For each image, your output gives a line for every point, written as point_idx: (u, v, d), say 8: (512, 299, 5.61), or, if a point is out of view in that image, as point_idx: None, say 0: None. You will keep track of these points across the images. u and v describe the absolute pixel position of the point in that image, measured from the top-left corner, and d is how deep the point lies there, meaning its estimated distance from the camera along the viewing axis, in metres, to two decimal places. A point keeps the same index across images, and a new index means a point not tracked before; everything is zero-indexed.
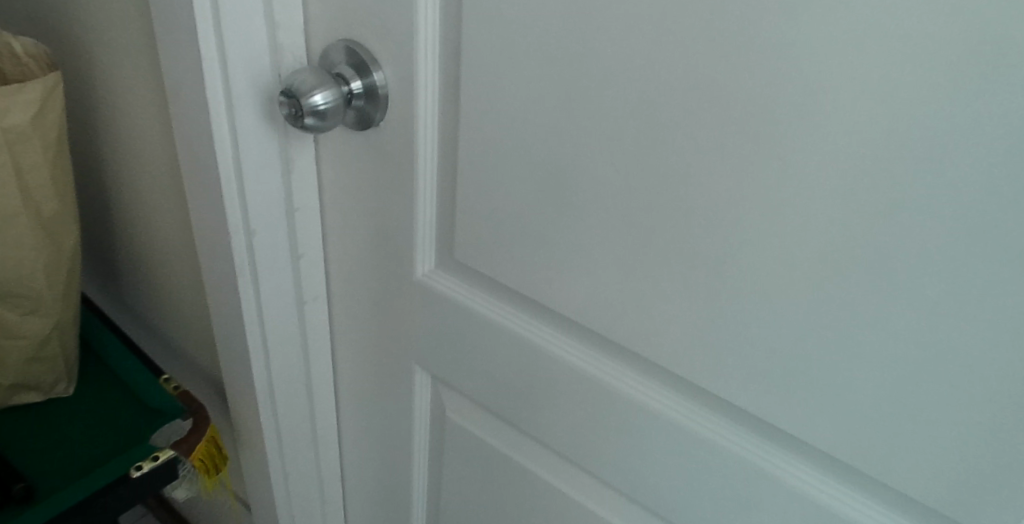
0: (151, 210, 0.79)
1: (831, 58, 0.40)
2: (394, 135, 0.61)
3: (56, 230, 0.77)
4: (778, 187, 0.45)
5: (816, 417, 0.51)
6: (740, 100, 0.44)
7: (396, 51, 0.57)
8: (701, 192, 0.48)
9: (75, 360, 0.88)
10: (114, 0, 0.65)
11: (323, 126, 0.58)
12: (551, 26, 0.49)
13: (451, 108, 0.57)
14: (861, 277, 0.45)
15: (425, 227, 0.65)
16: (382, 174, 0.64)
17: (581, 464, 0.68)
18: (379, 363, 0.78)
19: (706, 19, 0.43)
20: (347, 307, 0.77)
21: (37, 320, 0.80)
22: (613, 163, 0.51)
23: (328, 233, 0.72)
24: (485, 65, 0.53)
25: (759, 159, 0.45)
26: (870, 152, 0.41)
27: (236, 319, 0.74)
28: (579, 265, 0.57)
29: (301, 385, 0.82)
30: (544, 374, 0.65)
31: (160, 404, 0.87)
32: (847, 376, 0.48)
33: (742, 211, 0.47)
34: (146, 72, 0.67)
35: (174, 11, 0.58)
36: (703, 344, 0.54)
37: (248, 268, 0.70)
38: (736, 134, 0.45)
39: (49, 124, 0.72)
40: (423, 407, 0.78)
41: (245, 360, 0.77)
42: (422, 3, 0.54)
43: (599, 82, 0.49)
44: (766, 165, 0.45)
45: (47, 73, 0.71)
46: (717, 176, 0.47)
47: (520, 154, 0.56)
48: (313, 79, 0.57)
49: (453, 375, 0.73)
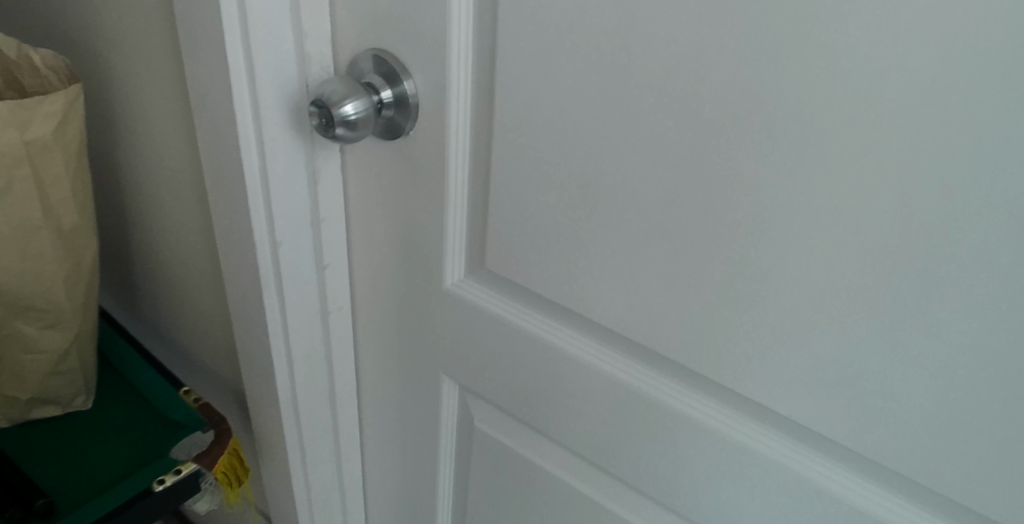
0: (172, 221, 0.78)
1: (886, 64, 0.39)
2: (424, 144, 0.60)
3: (76, 242, 0.76)
4: (826, 195, 0.44)
5: (863, 427, 0.50)
6: (789, 107, 0.43)
7: (427, 59, 0.56)
8: (745, 200, 0.48)
9: (94, 374, 0.88)
10: (137, 11, 0.64)
11: (354, 136, 0.57)
12: (589, 33, 0.48)
13: (484, 116, 0.57)
14: (913, 286, 0.44)
15: (454, 235, 0.64)
16: (411, 182, 0.63)
17: (614, 472, 0.67)
18: (404, 372, 0.77)
19: (753, 26, 0.42)
20: (372, 317, 0.76)
21: (57, 334, 0.79)
22: (651, 170, 0.51)
23: (354, 243, 0.72)
24: (520, 73, 0.53)
25: (807, 167, 0.44)
26: (925, 160, 0.40)
27: (260, 330, 0.73)
28: (615, 273, 0.56)
29: (324, 396, 0.81)
30: (576, 383, 0.64)
31: (180, 417, 0.86)
32: (898, 384, 0.47)
33: (788, 219, 0.46)
34: (169, 83, 0.66)
35: (200, 22, 0.57)
36: (744, 353, 0.53)
37: (273, 279, 0.69)
38: (783, 141, 0.44)
39: (70, 136, 0.71)
40: (449, 416, 0.77)
41: (269, 371, 0.77)
42: (455, 11, 0.53)
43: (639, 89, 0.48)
44: (814, 173, 0.44)
45: (68, 85, 0.70)
46: (761, 184, 0.47)
47: (554, 162, 0.55)
48: (344, 89, 0.56)
49: (482, 385, 0.72)
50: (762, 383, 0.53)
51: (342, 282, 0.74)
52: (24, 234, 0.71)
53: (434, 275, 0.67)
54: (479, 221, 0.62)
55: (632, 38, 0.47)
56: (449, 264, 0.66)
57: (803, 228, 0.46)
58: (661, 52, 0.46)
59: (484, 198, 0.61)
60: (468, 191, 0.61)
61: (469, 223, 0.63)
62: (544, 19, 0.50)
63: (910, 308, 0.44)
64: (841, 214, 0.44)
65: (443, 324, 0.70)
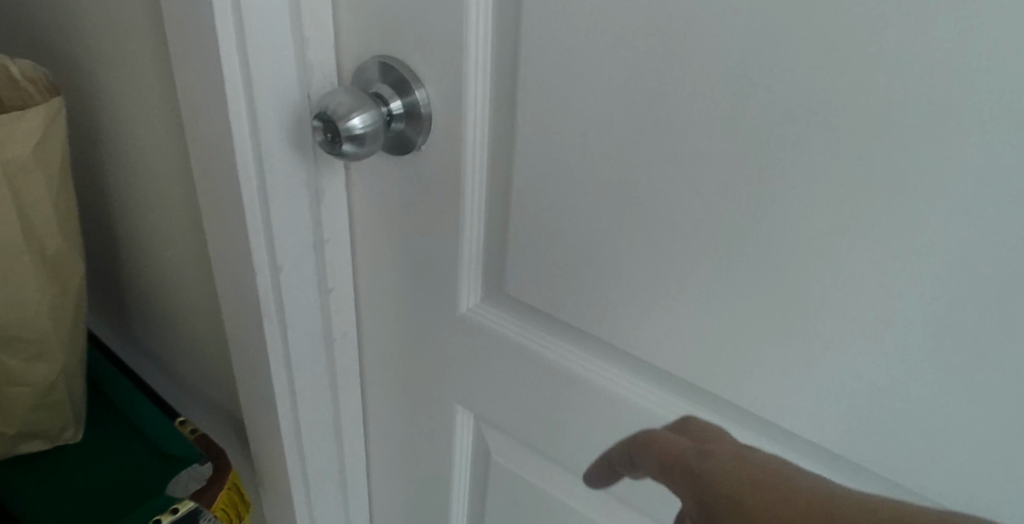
0: (164, 242, 0.73)
1: (974, 70, 0.34)
2: (436, 159, 0.55)
3: (63, 267, 0.72)
4: (898, 219, 0.39)
5: (934, 473, 0.45)
6: (854, 119, 0.38)
7: (441, 67, 0.51)
8: (799, 224, 0.42)
9: (83, 406, 0.82)
10: (123, 19, 0.59)
11: (362, 152, 0.52)
12: (624, 37, 0.43)
13: (504, 130, 0.52)
14: (998, 322, 0.39)
15: (470, 257, 0.59)
16: (423, 200, 0.58)
17: (644, 511, 0.62)
18: (414, 402, 0.72)
19: (813, 30, 0.37)
20: (379, 343, 0.71)
21: (42, 366, 0.74)
22: (691, 190, 0.45)
23: (360, 264, 0.67)
24: (544, 83, 0.48)
25: (875, 188, 0.39)
26: (1016, 178, 0.35)
27: (260, 359, 0.68)
28: (648, 302, 0.51)
29: (328, 426, 0.76)
30: (605, 415, 0.59)
31: (176, 450, 0.81)
32: (977, 427, 0.42)
33: (851, 245, 0.41)
34: (159, 95, 0.61)
35: (191, 30, 0.52)
36: (795, 390, 0.48)
37: (274, 305, 0.64)
38: (846, 159, 0.39)
39: (52, 153, 0.66)
40: (463, 448, 0.72)
41: (269, 402, 0.71)
42: (474, 16, 0.48)
43: (682, 99, 0.43)
44: (882, 193, 0.39)
45: (49, 99, 0.65)
46: (818, 207, 0.41)
47: (582, 181, 0.50)
48: (351, 101, 0.51)
49: (500, 414, 0.67)
50: (814, 422, 0.48)
51: (347, 306, 0.69)
52: (5, 260, 0.66)
53: (448, 300, 0.62)
54: (497, 242, 0.57)
55: (677, 42, 0.41)
56: (463, 288, 0.61)
57: (868, 254, 0.41)
58: (709, 57, 0.41)
59: (504, 218, 0.56)
60: (486, 210, 0.56)
61: (486, 243, 0.58)
62: (572, 20, 0.44)
63: (995, 348, 0.39)
64: (916, 239, 0.39)
65: (456, 351, 0.65)
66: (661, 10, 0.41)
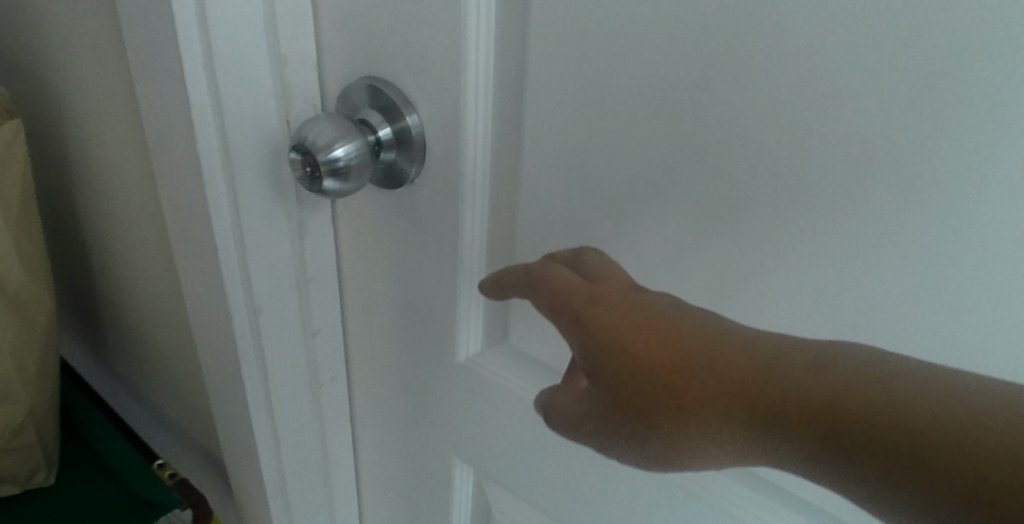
0: (139, 273, 0.67)
1: None
2: (431, 194, 0.49)
3: (25, 305, 0.65)
4: (976, 290, 0.32)
5: None
6: (924, 169, 0.31)
7: (435, 92, 0.45)
8: (851, 290, 0.36)
9: (55, 447, 0.76)
10: (87, 33, 0.53)
11: (347, 188, 0.45)
12: (648, 60, 0.37)
13: (506, 162, 0.46)
14: None
15: (469, 301, 0.53)
16: (417, 238, 0.52)
17: None
18: (410, 452, 0.66)
19: (875, 60, 0.31)
20: (371, 387, 0.64)
21: (6, 408, 0.68)
22: (722, 242, 0.39)
23: (348, 302, 0.60)
24: (552, 112, 0.41)
25: (948, 252, 0.32)
26: None
27: (240, 405, 0.62)
28: None
29: (317, 475, 0.69)
30: (619, 483, 0.52)
31: (152, 495, 0.74)
32: None
33: (914, 316, 0.34)
34: (125, 118, 0.55)
35: (155, 49, 0.46)
36: None
37: (253, 349, 0.58)
38: (912, 215, 0.32)
39: (11, 179, 0.60)
40: (462, 502, 0.66)
41: (250, 450, 0.65)
42: (470, 35, 0.42)
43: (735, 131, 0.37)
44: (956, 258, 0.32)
45: (7, 120, 0.59)
46: (875, 271, 0.34)
47: (596, 225, 0.43)
48: (334, 129, 0.44)
49: (502, 471, 0.60)
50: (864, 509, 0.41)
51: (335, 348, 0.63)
52: None
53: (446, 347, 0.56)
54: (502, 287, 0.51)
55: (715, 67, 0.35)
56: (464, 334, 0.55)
57: (932, 327, 0.34)
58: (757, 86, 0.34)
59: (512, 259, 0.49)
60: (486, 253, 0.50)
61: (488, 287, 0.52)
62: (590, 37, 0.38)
63: None
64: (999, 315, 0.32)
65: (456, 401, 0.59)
66: (690, 31, 0.35)
